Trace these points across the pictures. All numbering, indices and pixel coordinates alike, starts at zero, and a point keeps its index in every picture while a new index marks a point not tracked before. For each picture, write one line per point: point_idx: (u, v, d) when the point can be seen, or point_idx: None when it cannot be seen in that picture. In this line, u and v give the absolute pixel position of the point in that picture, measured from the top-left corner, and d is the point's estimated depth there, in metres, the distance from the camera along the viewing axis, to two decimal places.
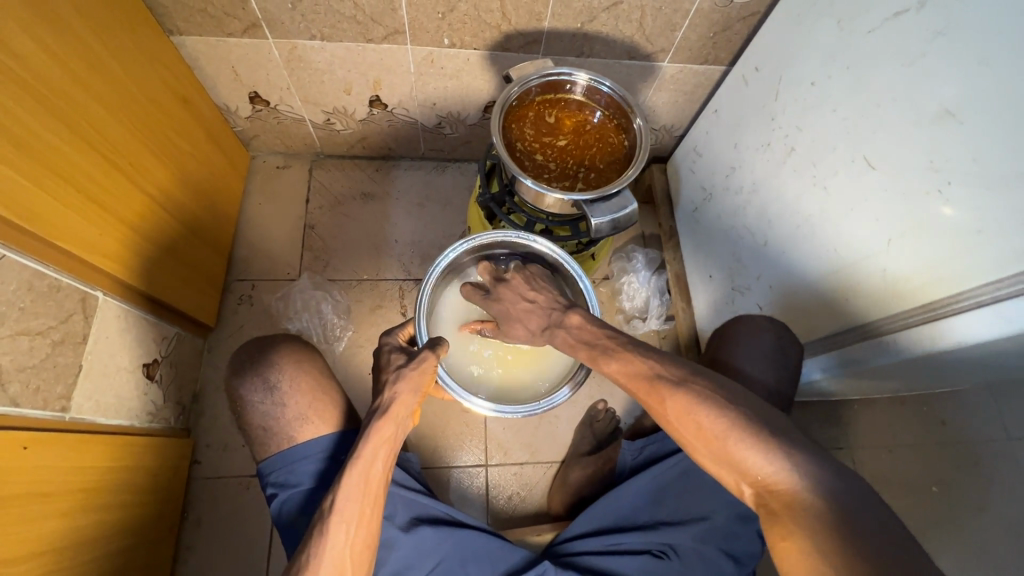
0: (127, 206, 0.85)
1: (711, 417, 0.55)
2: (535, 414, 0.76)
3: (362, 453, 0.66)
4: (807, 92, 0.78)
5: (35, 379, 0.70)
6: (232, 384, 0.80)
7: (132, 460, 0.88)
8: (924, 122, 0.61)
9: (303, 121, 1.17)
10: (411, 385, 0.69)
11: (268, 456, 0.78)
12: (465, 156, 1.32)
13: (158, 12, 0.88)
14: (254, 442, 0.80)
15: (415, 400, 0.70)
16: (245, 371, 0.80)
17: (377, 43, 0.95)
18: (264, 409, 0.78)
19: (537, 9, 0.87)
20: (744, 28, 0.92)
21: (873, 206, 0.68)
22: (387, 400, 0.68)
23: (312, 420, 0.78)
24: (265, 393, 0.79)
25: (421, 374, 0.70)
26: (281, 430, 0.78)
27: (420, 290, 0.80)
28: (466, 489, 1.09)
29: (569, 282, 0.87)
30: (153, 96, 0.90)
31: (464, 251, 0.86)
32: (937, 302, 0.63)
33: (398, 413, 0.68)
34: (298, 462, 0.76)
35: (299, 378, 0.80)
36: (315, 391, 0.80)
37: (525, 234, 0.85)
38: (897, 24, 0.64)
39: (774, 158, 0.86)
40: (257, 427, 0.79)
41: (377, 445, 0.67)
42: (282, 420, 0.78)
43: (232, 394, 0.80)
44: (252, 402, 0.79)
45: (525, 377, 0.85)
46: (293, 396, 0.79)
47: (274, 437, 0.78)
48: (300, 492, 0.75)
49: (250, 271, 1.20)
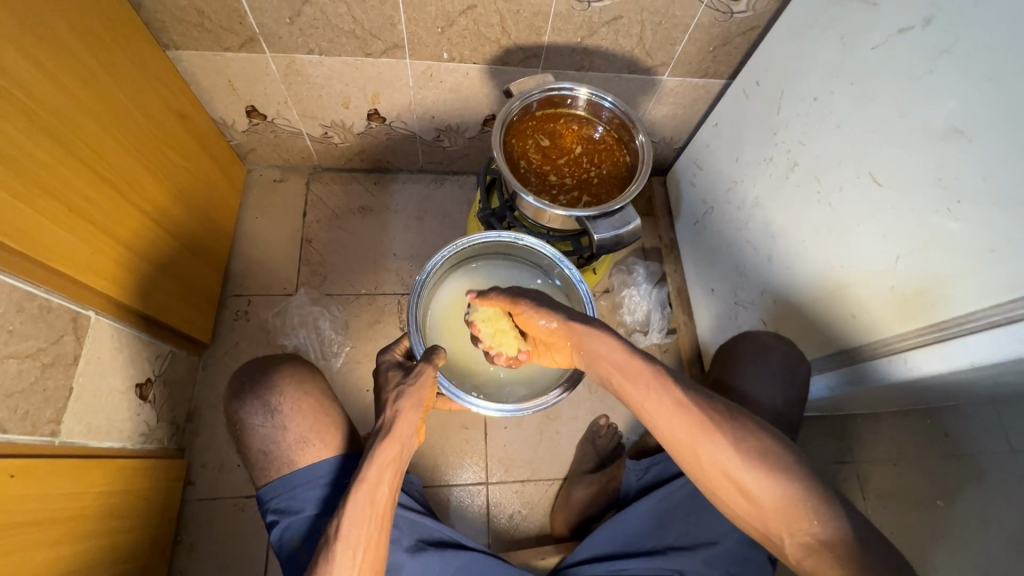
0: (122, 224, 0.83)
1: (746, 465, 0.55)
2: (544, 408, 0.78)
3: (367, 475, 0.64)
4: (810, 107, 0.78)
5: (24, 404, 0.68)
6: (231, 406, 0.78)
7: (125, 484, 0.86)
8: (933, 140, 0.60)
9: (301, 135, 1.16)
10: (413, 401, 0.68)
11: (269, 481, 0.76)
12: (464, 169, 1.31)
13: (155, 26, 0.87)
14: (254, 466, 0.78)
15: (418, 417, 0.68)
16: (243, 392, 0.78)
17: (376, 58, 0.94)
18: (264, 434, 0.76)
19: (537, 23, 0.87)
20: (744, 42, 0.93)
21: (881, 223, 0.68)
22: (389, 419, 0.67)
23: (313, 444, 0.76)
24: (265, 416, 0.77)
25: (421, 388, 0.70)
26: (283, 453, 0.76)
27: (410, 301, 0.81)
28: (466, 509, 1.07)
29: (555, 268, 0.90)
30: (148, 112, 0.89)
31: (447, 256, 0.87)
32: (947, 322, 0.62)
33: (401, 432, 0.67)
34: (300, 487, 0.74)
35: (300, 401, 0.78)
36: (317, 413, 0.78)
37: (508, 232, 0.87)
38: (901, 41, 0.63)
39: (777, 173, 0.85)
40: (258, 451, 0.77)
41: (382, 467, 0.65)
42: (283, 444, 0.76)
43: (230, 416, 0.78)
44: (251, 425, 0.77)
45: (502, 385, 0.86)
46: (294, 419, 0.77)
47: (276, 461, 0.76)
48: (302, 519, 0.73)
49: (247, 287, 1.18)
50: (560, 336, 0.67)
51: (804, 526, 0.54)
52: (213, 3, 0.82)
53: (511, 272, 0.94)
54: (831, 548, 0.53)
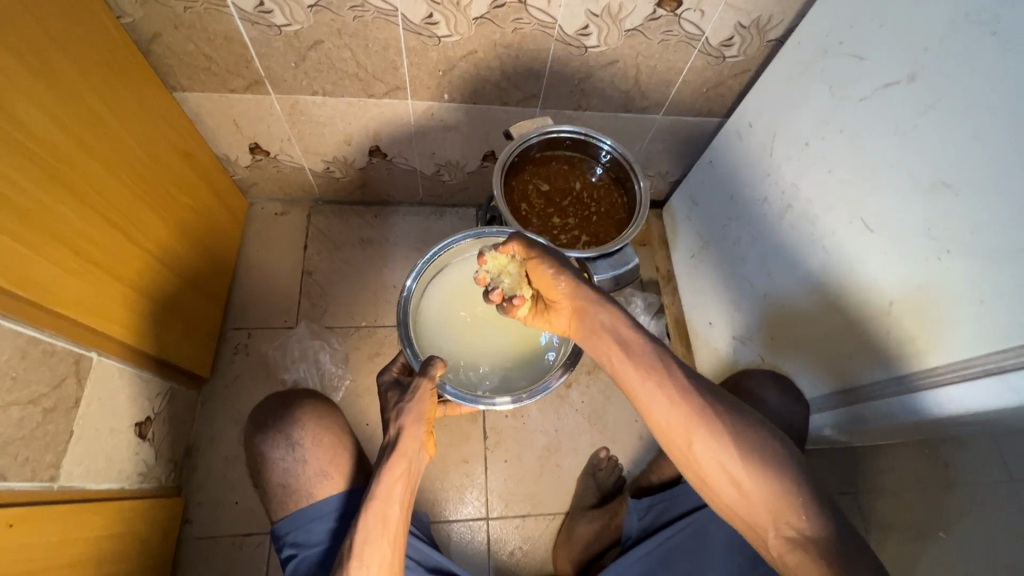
0: (127, 265, 0.84)
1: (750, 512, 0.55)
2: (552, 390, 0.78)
3: (376, 494, 0.65)
4: (801, 152, 0.80)
5: (24, 451, 0.67)
6: (253, 440, 0.79)
7: (122, 526, 0.85)
8: (923, 190, 0.62)
9: (303, 170, 1.18)
10: (414, 416, 0.68)
11: (286, 515, 0.75)
12: (463, 202, 1.33)
13: (163, 70, 0.89)
14: (271, 500, 0.77)
15: (422, 431, 0.68)
16: (266, 426, 0.79)
17: (378, 99, 0.96)
18: (285, 467, 0.77)
19: (535, 67, 0.90)
20: (736, 84, 0.96)
21: (874, 268, 0.69)
22: (394, 435, 0.68)
23: (331, 477, 0.76)
24: (286, 449, 0.77)
25: (421, 403, 0.69)
26: (301, 486, 0.76)
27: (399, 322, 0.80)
28: (467, 544, 1.07)
29: None
30: (155, 154, 0.91)
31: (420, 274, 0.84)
32: (942, 367, 0.63)
33: (408, 449, 0.67)
34: (316, 520, 0.73)
35: (321, 435, 0.79)
36: (336, 447, 0.79)
37: (472, 232, 0.84)
38: (888, 95, 0.66)
39: (772, 213, 0.87)
40: (276, 485, 0.77)
41: (391, 484, 0.66)
42: (302, 477, 0.76)
43: (252, 450, 0.79)
44: (272, 459, 0.77)
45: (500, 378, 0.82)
46: (315, 452, 0.77)
47: (293, 495, 0.76)
48: (318, 551, 0.72)
49: (247, 320, 1.19)
50: (565, 295, 0.66)
51: (789, 524, 0.55)
52: (221, 48, 0.85)
53: None
54: (824, 561, 0.53)
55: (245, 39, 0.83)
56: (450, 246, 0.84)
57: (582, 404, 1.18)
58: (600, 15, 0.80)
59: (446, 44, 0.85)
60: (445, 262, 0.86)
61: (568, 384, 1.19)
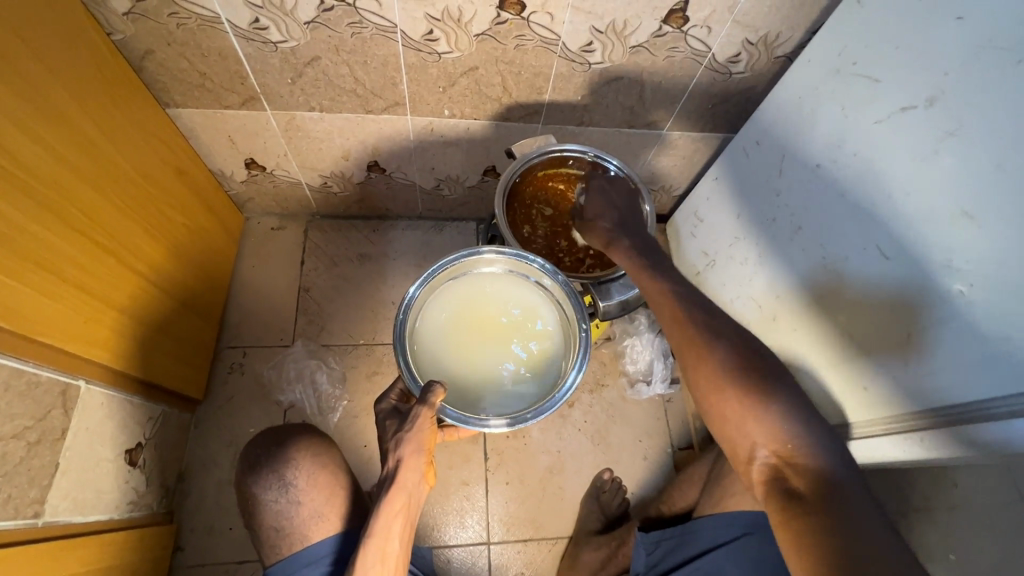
0: (118, 289, 0.81)
1: None
2: (556, 407, 0.74)
3: (375, 531, 0.63)
4: (812, 174, 0.78)
5: (7, 488, 0.65)
6: (244, 479, 0.74)
7: (110, 560, 0.82)
8: (945, 219, 0.60)
9: (300, 185, 1.15)
10: (413, 446, 0.65)
11: (279, 559, 0.73)
12: (463, 216, 1.30)
13: (155, 86, 0.87)
14: (263, 542, 0.74)
15: (421, 462, 0.65)
16: (258, 465, 0.74)
17: (377, 114, 0.94)
18: (278, 509, 0.73)
19: (537, 83, 0.88)
20: (743, 100, 0.94)
21: (889, 296, 0.67)
22: (392, 469, 0.64)
23: (326, 518, 0.74)
24: (279, 491, 0.73)
25: (420, 432, 0.66)
26: (294, 529, 0.73)
27: (398, 345, 0.75)
28: (467, 571, 1.04)
29: (524, 270, 0.85)
30: (147, 172, 0.88)
31: (419, 293, 0.81)
32: (963, 406, 0.61)
33: (408, 481, 0.64)
34: (310, 565, 0.71)
35: (316, 474, 0.75)
36: (332, 486, 0.76)
37: (472, 248, 0.82)
38: (905, 118, 0.64)
39: (782, 234, 0.85)
40: (269, 527, 0.73)
41: (389, 519, 0.64)
42: (296, 519, 0.73)
43: (242, 489, 0.75)
44: (265, 501, 0.73)
45: (498, 401, 0.77)
46: (309, 493, 0.74)
47: (287, 538, 0.73)
48: None
49: (242, 338, 1.16)
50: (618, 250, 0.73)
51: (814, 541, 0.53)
52: (215, 64, 0.82)
53: (489, 284, 0.84)
54: None
55: (240, 56, 0.81)
56: (448, 266, 0.82)
57: (585, 424, 1.15)
58: (604, 32, 0.78)
59: (446, 60, 0.82)
60: (440, 283, 0.83)
61: (570, 403, 1.17)
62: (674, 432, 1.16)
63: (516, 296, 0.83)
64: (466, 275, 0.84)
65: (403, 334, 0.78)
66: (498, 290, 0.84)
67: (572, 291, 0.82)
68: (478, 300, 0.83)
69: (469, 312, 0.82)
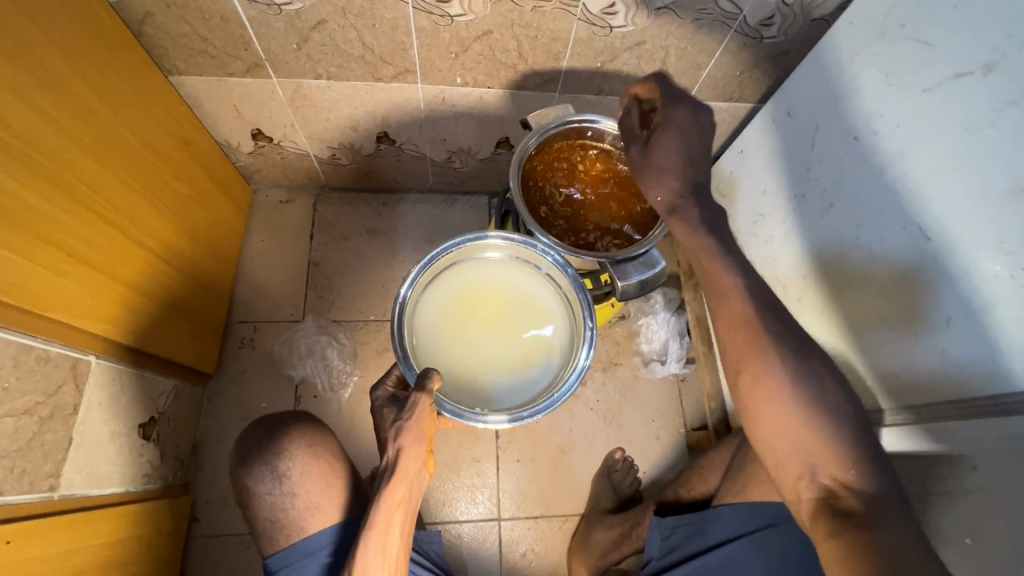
0: (125, 264, 0.80)
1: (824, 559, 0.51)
2: (556, 408, 0.72)
3: (374, 523, 0.62)
4: (849, 147, 0.74)
5: (20, 462, 0.65)
6: (237, 472, 0.73)
7: (126, 531, 0.83)
8: (996, 197, 0.56)
9: (308, 157, 1.12)
10: (413, 435, 0.64)
11: (277, 550, 0.73)
12: (475, 190, 1.26)
13: (156, 52, 0.84)
14: (260, 534, 0.74)
15: (422, 451, 0.64)
16: (250, 457, 0.73)
17: (387, 82, 0.90)
18: (273, 501, 0.73)
19: (555, 49, 0.83)
20: (773, 68, 0.88)
21: (929, 278, 0.63)
22: (392, 458, 0.63)
23: (322, 509, 0.73)
24: (273, 483, 0.72)
25: (420, 420, 0.65)
26: (291, 521, 0.73)
27: (396, 331, 0.74)
28: (477, 546, 1.04)
29: (530, 258, 0.81)
30: (152, 145, 0.86)
31: (420, 279, 0.78)
32: (1003, 396, 0.57)
33: (407, 470, 0.63)
34: (309, 556, 0.71)
35: (311, 465, 0.74)
36: (328, 476, 0.75)
37: (476, 233, 0.79)
38: (958, 87, 0.60)
39: (813, 211, 0.81)
40: (264, 519, 0.73)
41: (390, 510, 0.63)
42: (293, 511, 0.73)
43: (235, 482, 0.74)
44: (260, 494, 0.73)
45: (496, 395, 0.76)
46: (304, 484, 0.73)
47: (284, 529, 0.73)
48: None
49: (252, 313, 1.15)
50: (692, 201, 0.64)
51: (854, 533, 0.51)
52: (217, 29, 0.79)
53: (493, 271, 0.82)
54: None
55: (243, 19, 0.76)
56: (451, 251, 0.79)
57: (597, 403, 1.14)
58: None
59: (459, 24, 0.78)
60: (441, 269, 0.80)
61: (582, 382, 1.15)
62: (688, 412, 1.15)
63: (518, 284, 0.82)
64: (468, 262, 0.81)
65: (404, 320, 0.76)
66: (502, 279, 0.81)
67: (577, 286, 0.79)
68: (480, 288, 0.81)
69: (469, 300, 0.80)
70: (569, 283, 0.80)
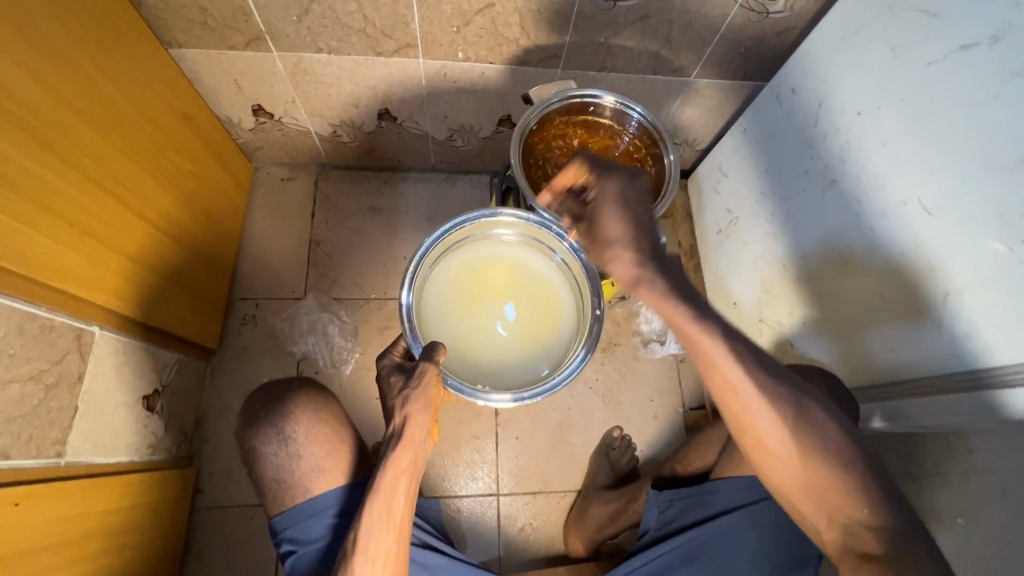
0: (127, 236, 0.80)
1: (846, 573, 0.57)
2: (557, 392, 0.73)
3: (380, 485, 0.64)
4: (851, 123, 0.73)
5: (27, 428, 0.66)
6: (245, 433, 0.75)
7: (132, 499, 0.84)
8: (998, 171, 0.56)
9: (309, 134, 1.12)
10: (420, 403, 0.65)
11: (283, 510, 0.74)
12: (476, 168, 1.26)
13: (156, 24, 0.83)
14: (266, 494, 0.75)
15: (428, 418, 0.65)
16: (258, 419, 0.75)
17: (388, 57, 0.89)
18: (278, 462, 0.74)
19: (558, 23, 0.82)
20: (779, 44, 0.87)
21: (930, 252, 0.63)
22: (399, 425, 0.65)
23: (327, 471, 0.74)
24: (279, 445, 0.74)
25: (426, 389, 0.65)
26: (295, 483, 0.74)
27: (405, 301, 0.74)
28: (477, 520, 1.06)
29: (545, 241, 0.81)
30: (153, 118, 0.86)
31: (431, 250, 0.78)
32: (998, 368, 0.58)
33: (414, 437, 0.64)
34: (314, 516, 0.72)
35: (316, 428, 0.75)
36: (331, 441, 0.76)
37: (489, 209, 0.79)
38: (963, 59, 0.59)
39: (815, 189, 0.81)
40: (270, 480, 0.75)
41: (396, 474, 0.64)
42: (297, 473, 0.74)
43: (243, 443, 0.76)
44: (266, 454, 0.74)
45: (498, 370, 0.76)
46: (309, 447, 0.74)
47: (289, 490, 0.74)
48: (318, 547, 0.72)
49: (255, 290, 1.16)
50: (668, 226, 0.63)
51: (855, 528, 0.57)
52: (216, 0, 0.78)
53: (502, 248, 0.82)
54: None
55: None
56: (465, 225, 0.79)
57: (596, 382, 1.15)
58: None
59: None
60: (451, 242, 0.80)
61: None
62: (687, 392, 1.15)
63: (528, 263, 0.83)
64: (480, 240, 0.82)
65: (412, 290, 0.76)
66: (512, 258, 0.82)
67: (590, 275, 0.79)
68: (490, 265, 0.81)
69: (478, 275, 0.80)
70: (577, 265, 0.80)
